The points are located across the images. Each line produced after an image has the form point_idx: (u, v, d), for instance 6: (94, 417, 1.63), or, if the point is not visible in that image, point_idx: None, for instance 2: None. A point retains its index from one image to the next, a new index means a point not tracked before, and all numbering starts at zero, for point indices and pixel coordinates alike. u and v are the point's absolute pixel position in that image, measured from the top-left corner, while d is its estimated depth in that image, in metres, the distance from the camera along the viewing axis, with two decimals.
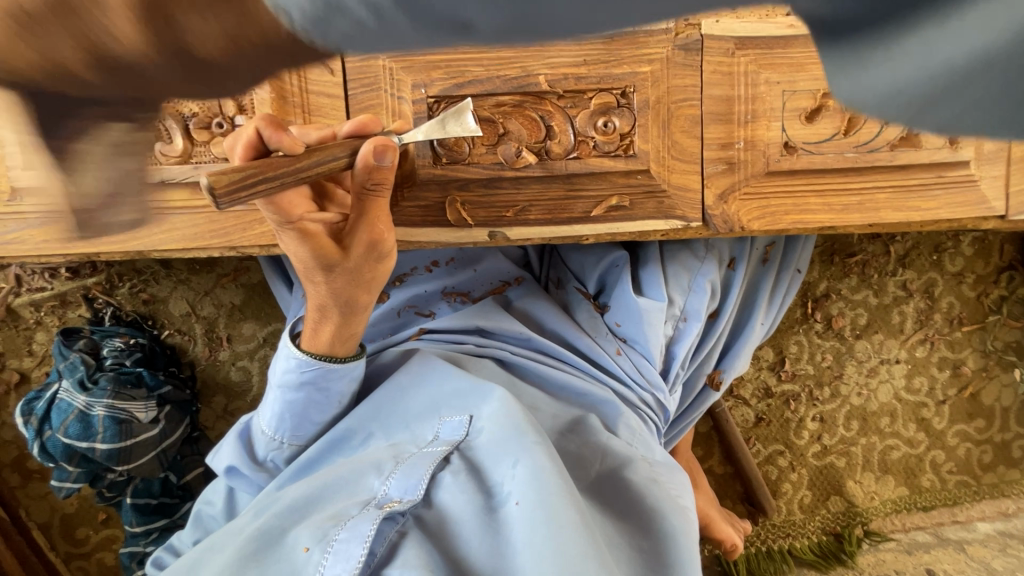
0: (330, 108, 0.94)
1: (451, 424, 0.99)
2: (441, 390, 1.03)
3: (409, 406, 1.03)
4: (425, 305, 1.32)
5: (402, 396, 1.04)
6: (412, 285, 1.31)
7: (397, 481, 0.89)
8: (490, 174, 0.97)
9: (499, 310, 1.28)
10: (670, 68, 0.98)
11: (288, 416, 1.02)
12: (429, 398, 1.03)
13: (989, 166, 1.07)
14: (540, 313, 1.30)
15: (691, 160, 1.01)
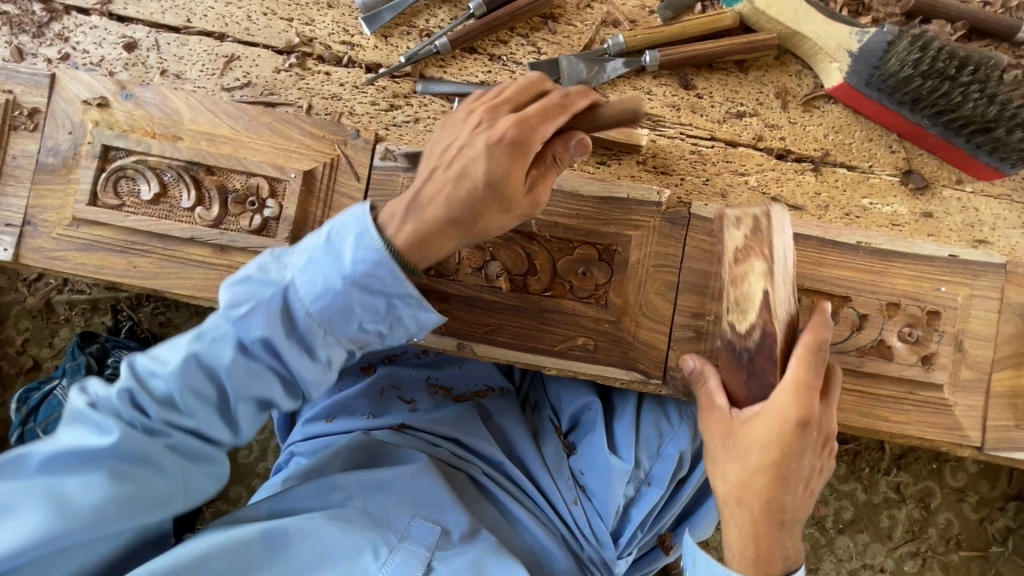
0: (347, 207, 1.07)
1: (426, 526, 1.13)
2: (421, 489, 1.16)
3: (388, 496, 1.15)
4: (407, 390, 1.36)
5: (385, 478, 1.16)
6: (399, 364, 1.38)
7: (395, 566, 1.06)
8: (470, 293, 1.05)
9: (478, 420, 1.32)
10: (655, 235, 1.07)
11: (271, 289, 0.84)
12: (409, 493, 1.16)
13: (965, 393, 1.07)
14: (512, 433, 1.33)
15: (659, 321, 1.07)
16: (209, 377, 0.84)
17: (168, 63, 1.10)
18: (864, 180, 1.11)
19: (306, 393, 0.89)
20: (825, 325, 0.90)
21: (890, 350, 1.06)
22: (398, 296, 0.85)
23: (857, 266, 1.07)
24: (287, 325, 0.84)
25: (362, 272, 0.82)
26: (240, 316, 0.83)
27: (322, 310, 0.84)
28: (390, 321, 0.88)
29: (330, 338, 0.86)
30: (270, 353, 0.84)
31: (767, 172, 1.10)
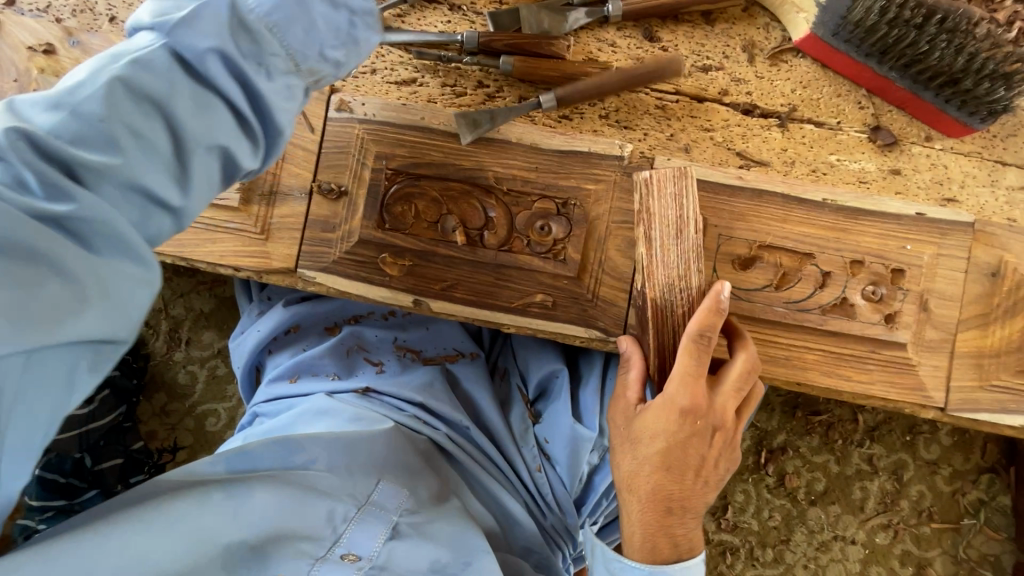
0: (301, 160, 1.05)
1: (392, 490, 1.11)
2: (389, 454, 1.14)
3: (354, 458, 1.10)
4: (374, 353, 1.33)
5: (353, 438, 1.11)
6: (365, 327, 1.33)
7: (357, 533, 1.04)
8: (425, 247, 1.03)
9: (444, 386, 1.30)
10: (616, 190, 1.05)
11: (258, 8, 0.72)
12: (376, 456, 1.12)
13: (929, 353, 1.05)
14: (478, 400, 1.32)
15: (619, 278, 1.04)
16: (147, 108, 0.67)
17: (118, 10, 1.07)
18: (831, 137, 1.08)
19: (272, 132, 0.77)
20: (719, 313, 0.91)
21: (853, 309, 1.04)
22: (356, 13, 0.80)
23: (822, 223, 1.05)
24: (208, 91, 0.70)
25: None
26: (180, 20, 0.68)
27: (278, 13, 0.72)
28: (348, 45, 0.80)
29: (284, 58, 0.74)
30: (226, 71, 0.70)
31: (732, 127, 1.08)
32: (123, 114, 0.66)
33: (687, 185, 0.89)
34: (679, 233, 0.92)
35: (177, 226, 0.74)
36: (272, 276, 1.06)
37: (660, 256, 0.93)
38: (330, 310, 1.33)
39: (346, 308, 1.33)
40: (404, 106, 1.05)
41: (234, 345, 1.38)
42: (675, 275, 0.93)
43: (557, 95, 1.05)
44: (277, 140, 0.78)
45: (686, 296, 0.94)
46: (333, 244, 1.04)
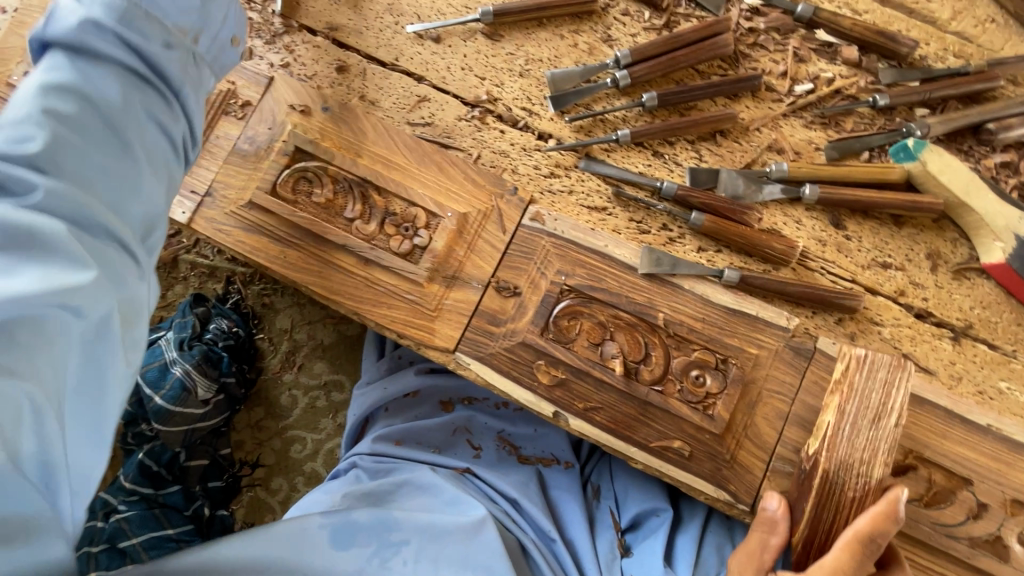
0: (487, 255, 1.13)
1: None
2: (474, 550, 1.13)
3: (442, 549, 1.13)
4: (478, 437, 1.36)
5: (444, 526, 1.15)
6: (476, 410, 1.38)
7: None
8: (581, 366, 1.07)
9: (537, 489, 1.29)
10: (776, 360, 1.06)
11: None
12: (465, 550, 1.13)
13: None
14: (567, 514, 1.28)
15: (760, 447, 1.05)
16: (118, 43, 0.85)
17: (368, 89, 1.22)
18: (1004, 363, 1.07)
19: (175, 90, 0.92)
20: (893, 518, 0.91)
21: (1005, 550, 0.98)
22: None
23: (984, 450, 1.01)
24: (112, 58, 0.85)
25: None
26: (52, 17, 0.84)
27: None
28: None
29: (148, 18, 0.86)
30: (105, 37, 0.84)
31: (902, 328, 1.09)
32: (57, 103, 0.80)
33: (902, 380, 0.94)
34: (874, 420, 0.95)
35: (144, 215, 0.88)
36: (430, 351, 1.12)
37: (847, 433, 0.96)
38: (451, 384, 1.41)
39: (465, 387, 1.41)
40: (592, 231, 1.13)
41: (356, 392, 1.47)
42: (856, 460, 0.95)
43: (742, 275, 1.08)
44: (186, 105, 0.94)
45: (861, 482, 0.95)
46: (495, 337, 1.10)
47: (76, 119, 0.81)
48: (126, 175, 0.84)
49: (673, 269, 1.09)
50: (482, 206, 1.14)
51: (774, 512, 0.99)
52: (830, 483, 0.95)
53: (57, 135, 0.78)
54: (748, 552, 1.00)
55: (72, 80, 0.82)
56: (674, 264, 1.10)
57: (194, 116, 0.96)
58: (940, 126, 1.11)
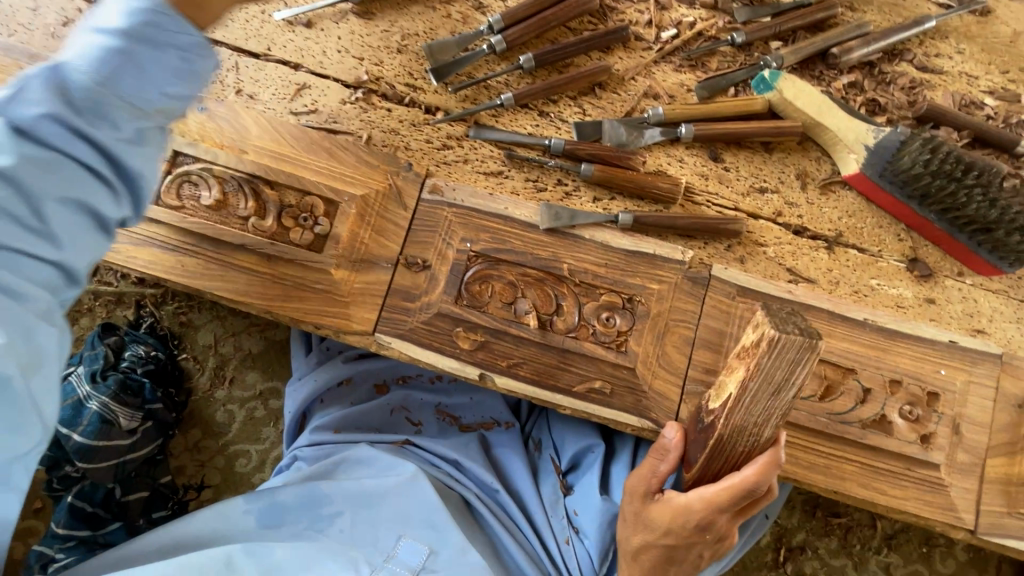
0: (392, 233, 1.14)
1: (413, 547, 1.16)
2: (411, 506, 1.20)
3: (380, 510, 1.20)
4: (416, 412, 1.38)
5: (379, 492, 1.21)
6: (411, 387, 1.39)
7: None
8: (498, 326, 1.10)
9: (480, 450, 1.34)
10: (677, 291, 1.14)
11: (98, 52, 0.76)
12: (403, 509, 1.20)
13: (961, 475, 1.11)
14: (512, 468, 1.34)
15: (673, 373, 1.12)
16: (76, 137, 0.76)
17: (244, 83, 1.19)
18: (873, 263, 1.19)
19: (132, 183, 0.83)
20: (775, 464, 0.95)
21: (890, 426, 1.11)
22: (185, 47, 0.82)
23: (865, 341, 1.13)
24: (58, 155, 0.76)
25: (107, 27, 0.77)
26: (13, 95, 0.75)
27: (104, 69, 0.76)
28: (193, 82, 0.84)
29: (118, 104, 0.78)
30: (58, 130, 0.75)
31: (783, 245, 1.19)
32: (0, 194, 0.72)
33: (811, 361, 0.81)
34: (775, 390, 0.85)
35: (67, 276, 0.81)
36: (349, 336, 1.12)
37: (746, 402, 0.87)
38: (381, 366, 1.40)
39: (395, 367, 1.40)
40: (491, 196, 1.15)
41: (288, 389, 1.45)
42: (748, 424, 0.90)
43: (635, 216, 1.15)
44: (139, 184, 0.84)
45: (752, 439, 0.93)
46: (411, 313, 1.12)
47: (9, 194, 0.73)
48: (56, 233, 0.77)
49: (572, 221, 1.14)
50: (378, 186, 1.14)
51: (671, 441, 1.04)
52: (720, 441, 0.93)
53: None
54: (639, 477, 1.08)
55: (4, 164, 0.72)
56: (572, 215, 1.14)
57: (149, 188, 0.85)
58: (791, 56, 1.21)
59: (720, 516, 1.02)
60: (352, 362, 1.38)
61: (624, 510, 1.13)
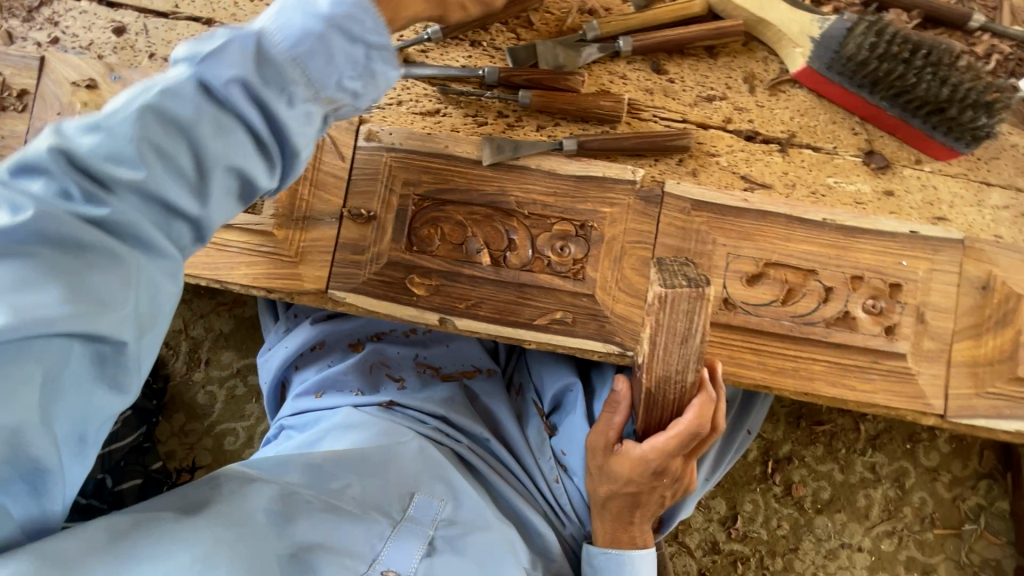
0: (332, 186, 1.11)
1: (427, 501, 1.12)
2: (417, 466, 1.16)
3: (392, 472, 1.14)
4: (396, 369, 1.34)
5: (388, 457, 1.15)
6: (387, 343, 1.36)
7: (393, 552, 1.01)
8: (451, 268, 1.08)
9: (463, 401, 1.33)
10: (630, 212, 1.11)
11: (295, 30, 0.69)
12: (412, 471, 1.16)
13: (928, 363, 1.12)
14: (497, 414, 1.35)
15: (634, 295, 1.11)
16: (256, 109, 0.69)
17: (156, 46, 1.12)
18: (829, 161, 1.16)
19: (288, 152, 0.74)
20: (713, 402, 1.00)
21: (855, 322, 1.10)
22: (374, 46, 0.73)
23: (824, 241, 1.11)
24: (229, 115, 0.68)
25: (295, 27, 0.69)
26: (206, 53, 0.67)
27: (299, 49, 0.69)
28: (366, 77, 0.74)
29: (300, 82, 0.70)
30: (247, 102, 0.68)
31: (736, 153, 1.16)
32: (151, 132, 0.66)
33: (702, 309, 0.82)
34: (681, 338, 0.86)
35: (198, 234, 0.74)
36: (302, 297, 1.10)
37: (659, 354, 0.88)
38: (354, 327, 1.35)
39: (369, 325, 1.35)
40: (429, 136, 1.11)
41: (262, 360, 1.40)
42: (669, 375, 0.91)
43: (579, 141, 1.11)
44: (296, 162, 0.76)
45: (683, 387, 0.94)
46: (362, 265, 1.09)
47: (143, 138, 0.65)
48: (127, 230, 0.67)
49: (516, 153, 1.10)
50: (312, 140, 1.10)
51: (620, 392, 1.08)
52: (652, 394, 0.95)
53: (117, 165, 0.65)
54: (597, 432, 1.13)
55: (187, 125, 0.67)
56: (515, 146, 1.10)
57: (302, 165, 0.77)
58: None
59: (674, 461, 1.07)
60: (325, 326, 1.35)
61: (589, 463, 1.17)
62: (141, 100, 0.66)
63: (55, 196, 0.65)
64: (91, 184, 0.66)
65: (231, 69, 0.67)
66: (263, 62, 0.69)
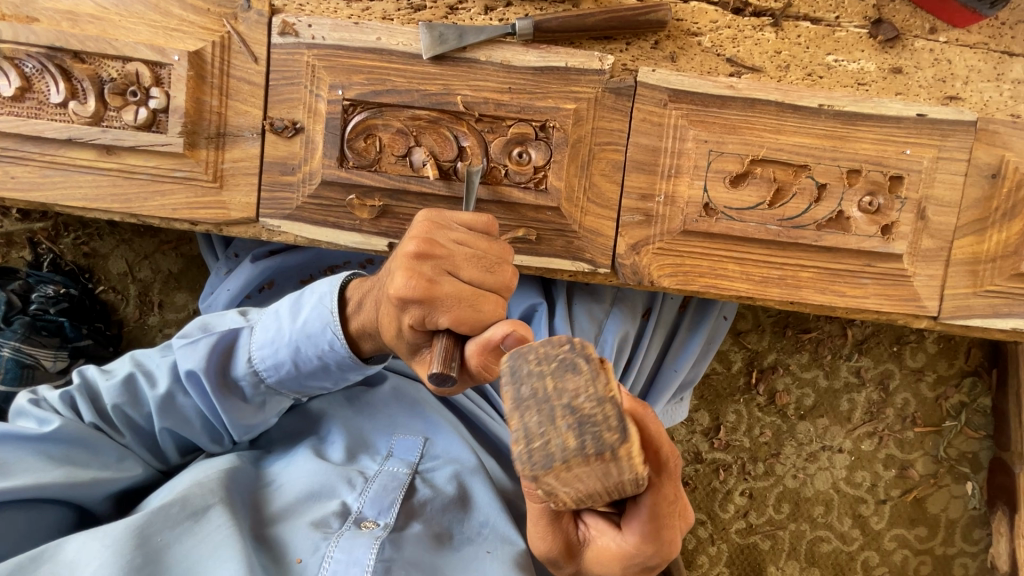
0: (248, 95, 0.94)
1: (407, 443, 1.06)
2: (394, 410, 1.11)
3: (366, 425, 1.09)
4: None
5: (362, 402, 1.12)
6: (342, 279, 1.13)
7: (372, 498, 0.93)
8: (395, 185, 0.94)
9: None
10: (598, 108, 0.96)
11: (306, 319, 0.94)
12: (387, 415, 1.11)
13: (925, 263, 1.03)
14: None
15: (605, 206, 0.99)
16: (270, 368, 0.96)
17: None
18: (829, 35, 1.00)
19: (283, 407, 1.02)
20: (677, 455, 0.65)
21: (849, 222, 1.00)
22: (341, 364, 0.95)
23: (819, 132, 0.98)
24: (249, 382, 0.96)
25: (311, 335, 0.93)
26: (246, 326, 0.98)
27: (309, 344, 0.93)
28: (339, 370, 0.96)
29: (298, 373, 0.96)
30: (262, 368, 0.96)
31: (721, 30, 0.98)
32: (217, 364, 0.94)
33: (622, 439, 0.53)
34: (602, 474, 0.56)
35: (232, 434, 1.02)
36: (233, 228, 0.98)
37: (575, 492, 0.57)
38: (305, 260, 1.12)
39: (322, 257, 1.12)
40: (357, 25, 0.93)
41: (203, 305, 1.16)
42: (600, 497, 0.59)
43: (535, 21, 0.92)
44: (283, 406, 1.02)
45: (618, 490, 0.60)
46: (293, 187, 0.96)
47: (249, 400, 0.98)
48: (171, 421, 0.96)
49: (462, 43, 0.92)
50: (215, 38, 0.92)
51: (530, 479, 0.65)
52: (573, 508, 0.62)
53: (218, 381, 0.94)
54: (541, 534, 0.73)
55: (245, 337, 0.97)
56: (460, 33, 0.92)
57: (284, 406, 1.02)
58: None
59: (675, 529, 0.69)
60: (269, 262, 1.10)
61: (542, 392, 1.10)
62: (247, 324, 0.98)
63: (148, 381, 0.94)
64: (233, 387, 0.96)
65: (259, 319, 0.98)
66: (269, 367, 0.96)
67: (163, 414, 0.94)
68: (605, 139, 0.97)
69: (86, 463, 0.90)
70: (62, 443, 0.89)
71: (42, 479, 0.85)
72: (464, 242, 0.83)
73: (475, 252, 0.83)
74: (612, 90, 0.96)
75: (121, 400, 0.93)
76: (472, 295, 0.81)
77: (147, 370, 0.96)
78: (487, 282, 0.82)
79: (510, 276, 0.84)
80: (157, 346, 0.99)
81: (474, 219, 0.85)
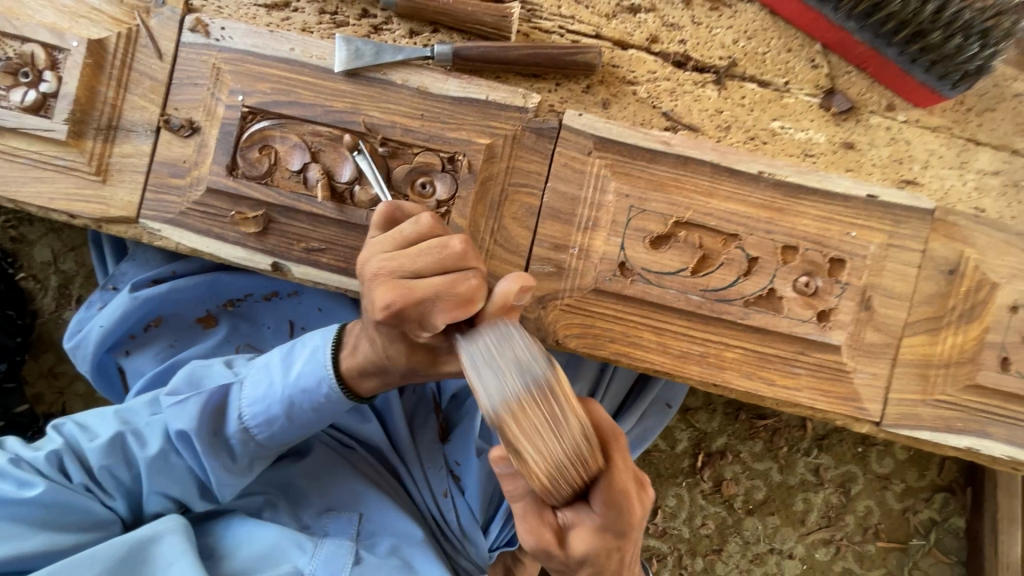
0: (147, 90, 0.89)
1: (342, 522, 0.99)
2: (331, 483, 1.03)
3: (307, 498, 1.02)
4: (258, 341, 1.09)
5: (286, 479, 1.03)
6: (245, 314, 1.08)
7: (323, 560, 0.93)
8: (285, 202, 0.87)
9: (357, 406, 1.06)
10: (516, 147, 0.89)
11: (306, 368, 0.86)
12: (318, 492, 1.02)
13: (868, 359, 0.91)
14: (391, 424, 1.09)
15: (514, 252, 0.90)
16: (270, 422, 0.88)
17: None
18: (776, 100, 0.92)
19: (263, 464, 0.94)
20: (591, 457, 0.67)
21: (780, 303, 0.89)
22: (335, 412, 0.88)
23: (755, 201, 0.89)
24: (240, 442, 0.89)
25: (306, 389, 0.85)
26: (240, 381, 0.91)
27: (310, 393, 0.85)
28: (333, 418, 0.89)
29: (296, 426, 0.88)
30: (258, 424, 0.88)
31: (658, 81, 0.92)
32: (208, 424, 0.88)
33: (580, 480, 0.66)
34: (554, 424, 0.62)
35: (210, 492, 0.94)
36: (112, 226, 0.91)
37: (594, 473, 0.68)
38: (198, 294, 1.05)
39: (217, 289, 1.06)
40: (271, 33, 0.88)
41: (70, 345, 1.07)
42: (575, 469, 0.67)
43: (454, 48, 0.87)
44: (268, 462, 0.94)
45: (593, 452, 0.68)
46: (180, 191, 0.89)
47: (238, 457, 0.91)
48: (152, 489, 0.89)
49: (378, 61, 0.87)
50: (122, 29, 0.88)
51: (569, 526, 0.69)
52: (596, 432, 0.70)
53: (210, 441, 0.88)
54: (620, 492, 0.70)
55: (238, 392, 0.90)
56: (377, 48, 0.87)
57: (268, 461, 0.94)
58: None
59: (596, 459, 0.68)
60: (150, 298, 1.04)
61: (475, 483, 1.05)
62: (239, 378, 0.91)
63: (136, 444, 0.89)
64: (224, 443, 0.89)
65: (251, 370, 0.91)
66: (269, 421, 0.88)
67: (154, 475, 0.89)
68: (520, 180, 0.90)
69: (65, 527, 0.86)
70: (41, 508, 0.84)
71: (20, 547, 0.82)
72: (403, 241, 0.72)
73: (420, 244, 0.71)
74: (531, 129, 0.89)
75: (108, 462, 0.87)
76: (448, 285, 0.69)
77: (135, 429, 0.90)
78: (449, 266, 0.70)
79: (461, 244, 0.70)
80: (145, 401, 0.93)
81: (382, 211, 0.75)
